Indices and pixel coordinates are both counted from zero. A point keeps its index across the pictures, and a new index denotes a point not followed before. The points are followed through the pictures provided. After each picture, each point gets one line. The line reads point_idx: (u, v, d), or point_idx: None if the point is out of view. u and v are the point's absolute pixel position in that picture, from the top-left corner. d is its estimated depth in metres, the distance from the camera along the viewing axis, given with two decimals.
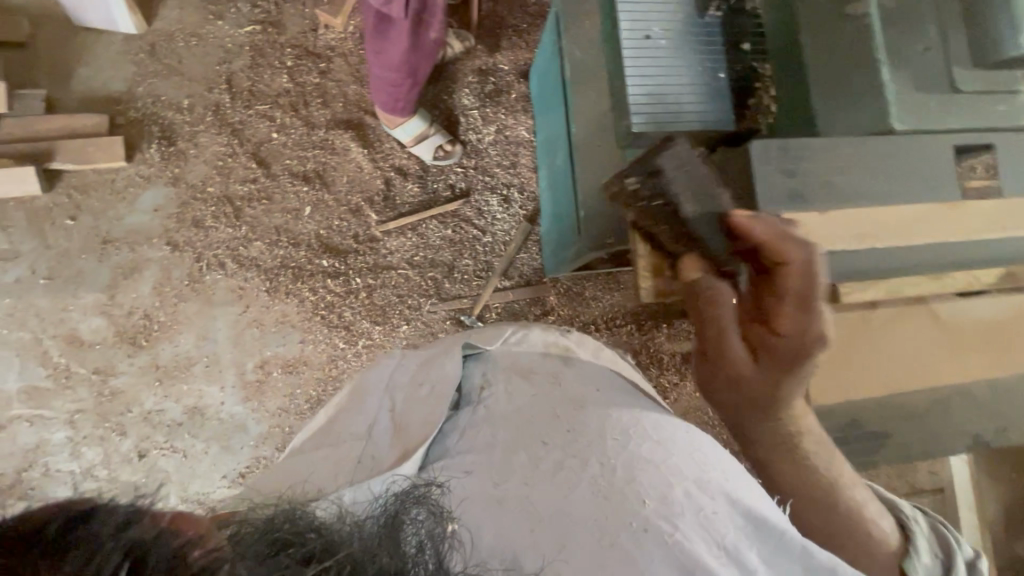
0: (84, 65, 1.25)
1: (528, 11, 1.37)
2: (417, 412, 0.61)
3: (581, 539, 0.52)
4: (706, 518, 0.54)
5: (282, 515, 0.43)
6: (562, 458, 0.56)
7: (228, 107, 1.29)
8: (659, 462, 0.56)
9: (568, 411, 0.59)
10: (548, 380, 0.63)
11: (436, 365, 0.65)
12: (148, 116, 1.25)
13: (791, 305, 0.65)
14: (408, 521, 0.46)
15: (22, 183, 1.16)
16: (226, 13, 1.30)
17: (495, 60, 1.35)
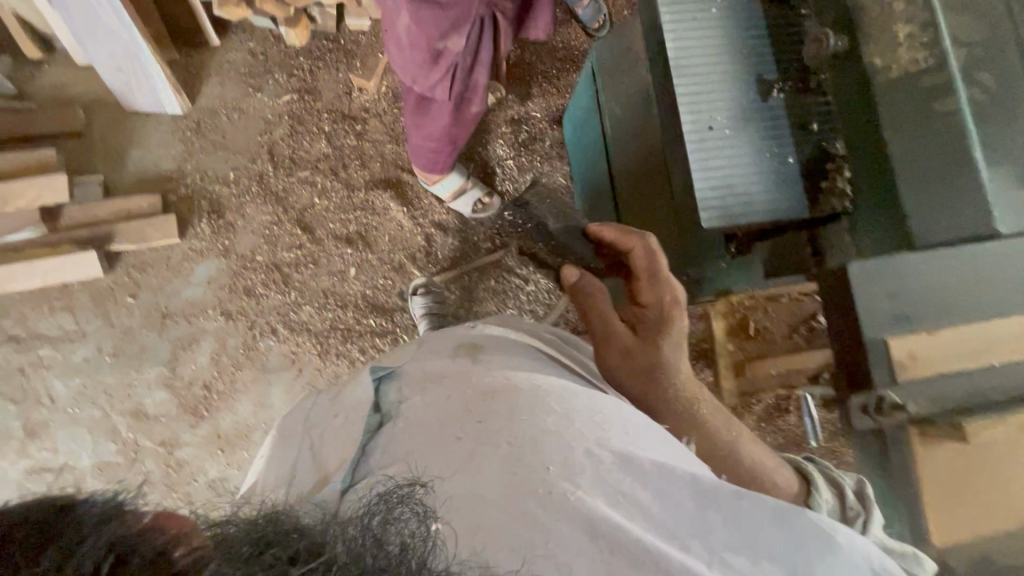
0: (136, 147, 1.30)
1: (556, 56, 1.37)
2: (334, 440, 0.59)
3: (507, 525, 0.50)
4: (612, 473, 0.55)
5: (263, 514, 0.40)
6: (475, 446, 0.55)
7: (272, 176, 1.32)
8: (561, 429, 0.56)
9: (478, 400, 0.58)
10: (456, 380, 0.62)
11: (348, 396, 0.65)
12: (197, 191, 1.29)
13: (644, 279, 0.75)
14: (386, 519, 0.42)
15: (86, 266, 1.20)
16: (265, 85, 1.35)
17: (527, 108, 1.35)
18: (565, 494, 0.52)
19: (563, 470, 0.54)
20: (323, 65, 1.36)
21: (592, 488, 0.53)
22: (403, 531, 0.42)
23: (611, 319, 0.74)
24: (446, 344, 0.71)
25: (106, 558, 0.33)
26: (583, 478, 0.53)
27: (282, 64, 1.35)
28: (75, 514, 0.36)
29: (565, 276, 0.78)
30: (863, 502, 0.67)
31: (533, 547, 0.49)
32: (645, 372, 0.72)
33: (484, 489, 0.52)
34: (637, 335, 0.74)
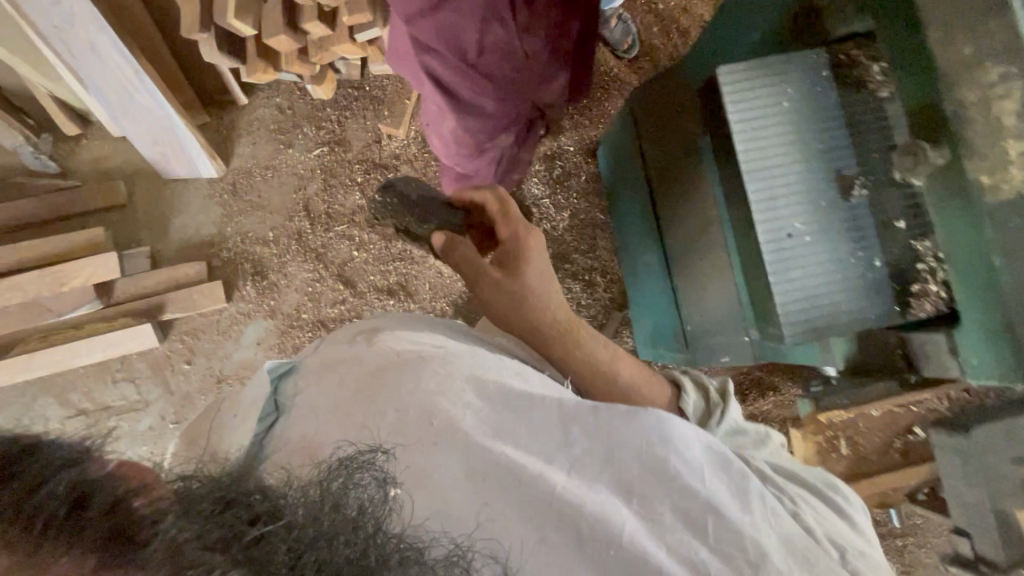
0: (178, 214, 1.32)
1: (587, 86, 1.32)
2: (231, 432, 0.60)
3: (443, 488, 0.55)
4: (487, 410, 0.59)
5: (211, 484, 0.41)
6: (364, 418, 0.58)
7: (310, 233, 1.32)
8: (442, 388, 0.59)
9: (370, 376, 0.61)
10: (349, 361, 0.64)
11: (245, 393, 0.65)
12: (240, 253, 1.31)
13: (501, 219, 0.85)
14: (351, 486, 0.45)
15: (141, 336, 1.23)
16: (295, 140, 1.34)
17: (560, 143, 1.31)
18: (454, 440, 0.57)
19: (450, 419, 0.58)
20: (350, 114, 1.34)
21: (473, 430, 0.57)
22: (362, 495, 0.45)
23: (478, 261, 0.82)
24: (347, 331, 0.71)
25: (70, 497, 0.35)
26: (465, 420, 0.58)
27: (310, 117, 1.35)
28: (41, 454, 0.37)
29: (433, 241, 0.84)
30: (722, 396, 0.79)
31: (420, 488, 0.55)
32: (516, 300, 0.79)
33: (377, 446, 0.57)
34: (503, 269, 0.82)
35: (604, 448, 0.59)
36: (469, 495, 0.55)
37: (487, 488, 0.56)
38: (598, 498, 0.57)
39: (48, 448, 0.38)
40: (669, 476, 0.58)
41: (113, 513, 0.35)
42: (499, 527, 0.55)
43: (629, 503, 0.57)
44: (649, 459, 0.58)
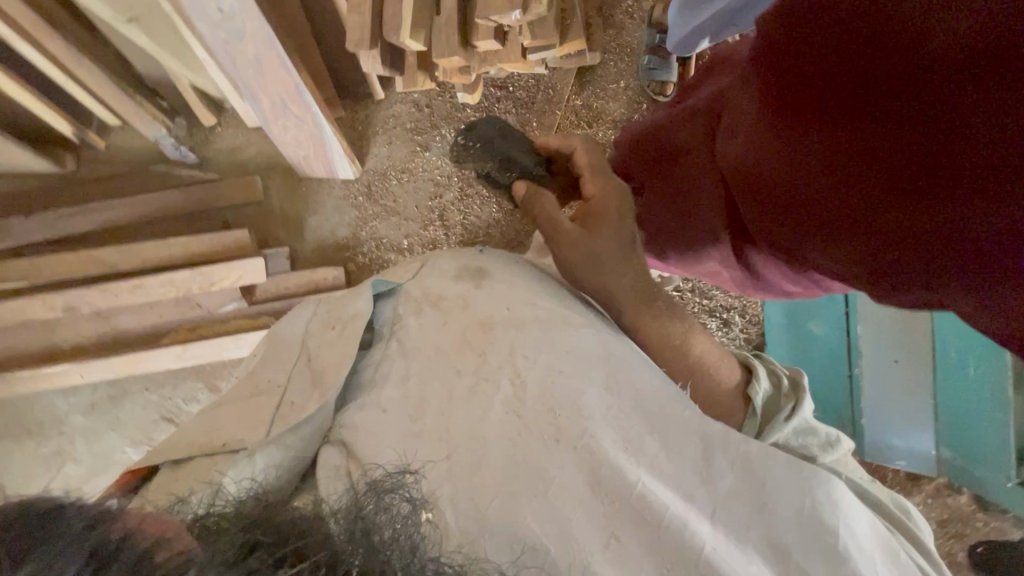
0: (314, 214, 1.30)
1: None
2: (330, 349, 0.67)
3: (546, 505, 0.54)
4: (618, 418, 0.61)
5: (259, 509, 0.43)
6: (474, 382, 0.62)
7: (444, 245, 1.29)
8: (564, 370, 0.62)
9: (477, 333, 0.66)
10: (455, 302, 0.70)
11: (347, 306, 0.72)
12: (375, 260, 1.30)
13: (586, 173, 0.87)
14: (381, 508, 0.45)
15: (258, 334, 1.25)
16: (432, 142, 1.28)
17: None
18: (575, 441, 0.58)
19: (578, 414, 0.60)
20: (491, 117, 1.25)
21: (606, 438, 0.59)
22: (395, 515, 0.45)
23: (555, 213, 0.82)
24: (453, 264, 0.77)
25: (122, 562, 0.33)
26: (593, 422, 0.60)
27: (448, 118, 1.27)
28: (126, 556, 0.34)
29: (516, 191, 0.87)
30: (790, 396, 0.75)
31: (539, 495, 0.55)
32: (582, 252, 0.79)
33: (489, 431, 0.58)
34: (582, 226, 0.81)
35: (755, 496, 0.61)
36: (599, 524, 0.56)
37: (615, 511, 0.57)
38: (739, 553, 0.58)
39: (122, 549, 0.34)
40: (823, 537, 0.60)
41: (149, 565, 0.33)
42: (628, 566, 0.55)
43: (765, 548, 0.59)
44: (807, 521, 0.61)
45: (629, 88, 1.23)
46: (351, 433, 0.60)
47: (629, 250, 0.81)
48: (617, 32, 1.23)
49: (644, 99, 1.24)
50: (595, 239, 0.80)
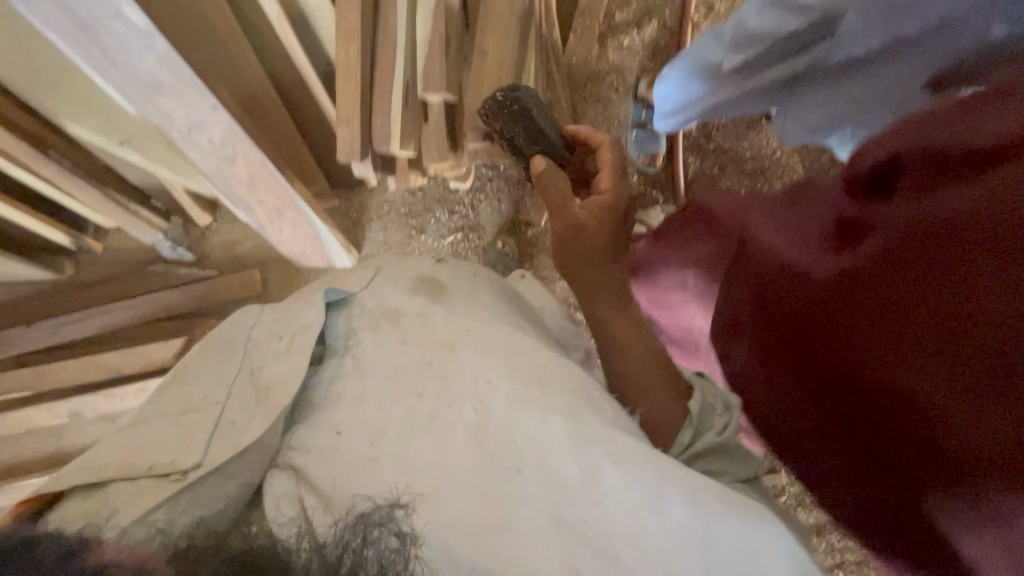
0: None
1: (744, 168, 1.21)
2: (276, 363, 0.60)
3: (494, 542, 0.46)
4: (580, 443, 0.51)
5: (238, 547, 0.41)
6: (435, 407, 0.54)
7: None
8: (526, 395, 0.55)
9: (438, 352, 0.59)
10: (412, 319, 0.64)
11: (295, 316, 0.65)
12: None
13: (610, 171, 0.74)
14: (367, 542, 0.43)
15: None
16: (427, 225, 1.28)
17: None
18: (536, 467, 0.50)
19: (536, 444, 0.51)
20: (484, 196, 1.26)
21: (561, 465, 0.50)
22: (379, 556, 0.42)
23: (569, 203, 0.72)
24: (407, 272, 0.73)
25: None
26: (550, 452, 0.51)
27: (442, 200, 1.27)
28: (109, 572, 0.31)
29: (534, 163, 0.76)
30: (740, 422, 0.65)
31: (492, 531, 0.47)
32: (587, 246, 0.71)
33: (450, 463, 0.50)
34: (591, 216, 0.71)
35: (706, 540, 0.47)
36: (559, 560, 0.46)
37: (572, 550, 0.46)
38: None
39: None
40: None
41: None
42: None
43: None
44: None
45: None
46: (300, 455, 0.55)
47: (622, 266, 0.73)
48: (604, 107, 1.26)
49: (634, 169, 1.25)
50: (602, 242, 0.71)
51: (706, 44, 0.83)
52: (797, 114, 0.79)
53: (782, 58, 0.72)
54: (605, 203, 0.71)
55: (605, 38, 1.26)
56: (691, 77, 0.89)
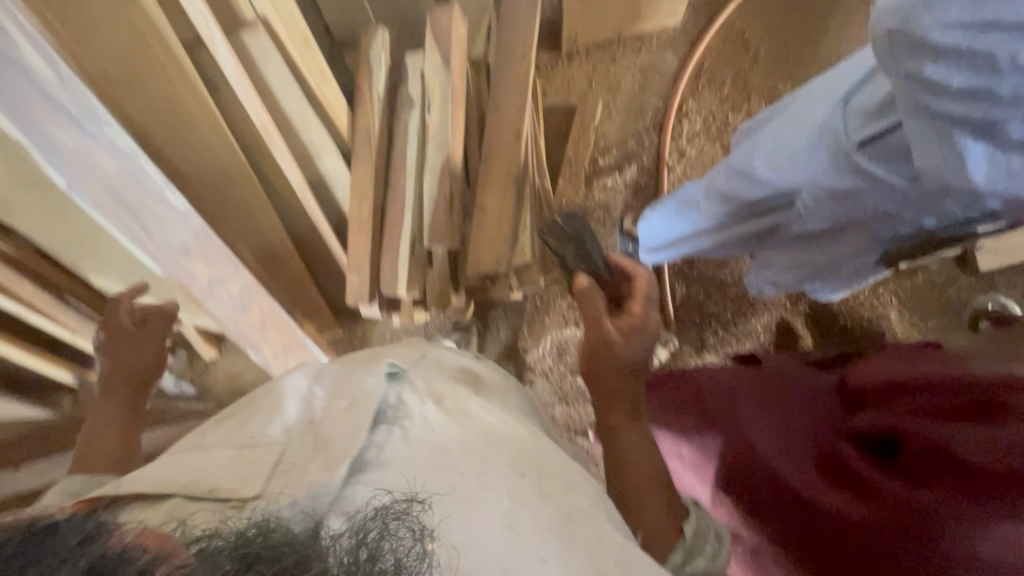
0: None
1: (727, 294, 1.30)
2: (337, 423, 0.51)
3: None
4: (593, 548, 0.47)
5: (255, 526, 0.37)
6: (476, 484, 0.48)
7: None
8: (559, 493, 0.50)
9: (481, 437, 0.53)
10: (457, 403, 0.57)
11: (356, 379, 0.57)
12: None
13: (640, 302, 0.77)
14: (389, 538, 0.38)
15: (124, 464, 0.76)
16: None
17: (703, 360, 1.30)
18: (545, 561, 0.45)
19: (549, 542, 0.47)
20: (483, 323, 1.31)
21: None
22: (398, 553, 0.37)
23: (600, 321, 0.75)
24: (450, 365, 0.68)
25: None
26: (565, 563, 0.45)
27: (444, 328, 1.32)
28: None
29: (579, 282, 0.78)
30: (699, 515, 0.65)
31: None
32: (614, 361, 0.73)
33: (473, 525, 0.45)
34: (621, 339, 0.74)
35: None
36: None
37: None
38: None
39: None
40: None
41: None
42: None
43: None
44: None
45: None
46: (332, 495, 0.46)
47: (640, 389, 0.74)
48: None
49: None
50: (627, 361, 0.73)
51: (685, 194, 0.94)
52: (771, 257, 0.91)
53: (750, 216, 0.84)
54: (636, 322, 0.75)
55: (591, 179, 1.40)
56: (669, 219, 0.99)
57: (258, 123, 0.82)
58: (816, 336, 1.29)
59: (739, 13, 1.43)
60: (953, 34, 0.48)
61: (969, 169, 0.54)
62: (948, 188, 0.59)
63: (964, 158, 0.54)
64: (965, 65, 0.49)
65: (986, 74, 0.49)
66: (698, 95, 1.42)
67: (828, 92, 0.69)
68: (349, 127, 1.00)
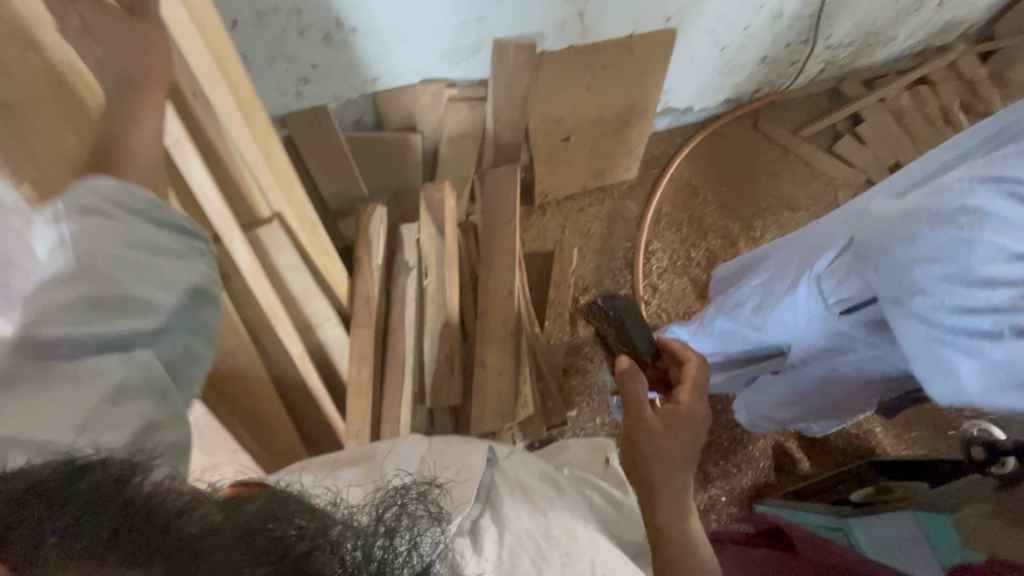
0: None
1: (722, 422, 1.32)
2: (449, 464, 0.53)
3: None
4: None
5: (282, 498, 0.39)
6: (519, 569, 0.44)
7: None
8: None
9: (546, 520, 0.48)
10: (545, 495, 0.51)
11: (462, 451, 0.54)
12: None
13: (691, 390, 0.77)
14: (400, 517, 0.41)
15: (182, 270, 0.52)
16: None
17: (710, 494, 1.27)
18: None
19: None
20: None
21: None
22: (407, 555, 0.39)
23: (641, 400, 0.75)
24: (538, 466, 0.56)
25: (168, 527, 0.32)
26: None
27: None
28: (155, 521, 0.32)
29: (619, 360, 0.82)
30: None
31: None
32: (660, 456, 0.69)
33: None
34: (663, 424, 0.72)
35: None
36: None
37: None
38: None
39: (174, 518, 0.32)
40: None
41: (168, 532, 0.32)
42: None
43: None
44: None
45: (604, 424, 1.36)
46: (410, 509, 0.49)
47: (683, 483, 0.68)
48: (583, 375, 1.40)
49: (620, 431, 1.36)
50: (669, 446, 0.70)
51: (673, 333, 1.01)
52: (756, 396, 0.96)
53: (745, 362, 0.93)
54: (677, 412, 0.73)
55: (575, 317, 1.46)
56: None
57: (265, 304, 0.84)
58: (811, 455, 1.31)
59: (685, 165, 1.64)
60: (934, 273, 0.58)
61: (962, 377, 0.60)
62: (935, 384, 0.64)
63: (957, 368, 0.60)
64: (950, 299, 0.57)
65: (966, 310, 0.57)
66: (661, 236, 1.57)
67: (808, 255, 0.77)
68: (348, 294, 1.03)
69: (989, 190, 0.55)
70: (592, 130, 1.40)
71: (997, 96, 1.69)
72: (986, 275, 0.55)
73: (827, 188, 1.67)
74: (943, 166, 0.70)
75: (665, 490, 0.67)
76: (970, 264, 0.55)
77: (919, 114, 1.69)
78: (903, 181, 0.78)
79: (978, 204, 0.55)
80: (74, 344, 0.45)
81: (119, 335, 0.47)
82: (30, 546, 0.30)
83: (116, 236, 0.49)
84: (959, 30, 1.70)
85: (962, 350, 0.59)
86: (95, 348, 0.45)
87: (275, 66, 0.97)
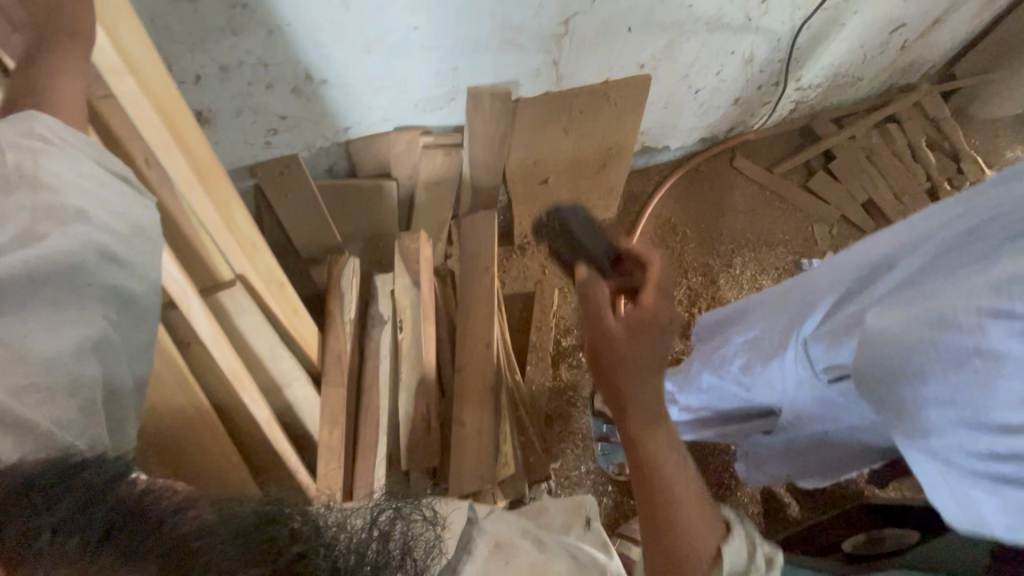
0: None
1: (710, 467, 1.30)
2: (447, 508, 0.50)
3: None
4: None
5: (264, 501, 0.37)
6: None
7: None
8: None
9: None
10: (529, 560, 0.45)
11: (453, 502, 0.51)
12: None
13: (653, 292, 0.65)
14: (395, 519, 0.39)
15: (124, 204, 0.52)
16: None
17: None
18: None
19: None
20: None
21: None
22: (409, 546, 0.37)
23: (602, 313, 0.64)
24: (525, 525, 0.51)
25: (162, 525, 0.32)
26: None
27: None
28: (142, 520, 0.32)
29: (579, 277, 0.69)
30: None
31: None
32: (627, 367, 0.60)
33: None
34: (626, 331, 0.61)
35: None
36: None
37: None
38: None
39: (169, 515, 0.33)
40: None
41: (163, 527, 0.32)
42: None
43: None
44: None
45: (590, 473, 1.33)
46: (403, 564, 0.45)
47: (652, 393, 0.60)
48: (568, 421, 1.37)
49: (606, 478, 1.33)
50: (632, 351, 0.60)
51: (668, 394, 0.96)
52: (754, 450, 0.93)
53: (733, 419, 0.91)
54: (647, 316, 0.62)
55: (557, 360, 1.43)
56: None
57: (228, 370, 0.79)
58: (801, 499, 1.29)
59: (663, 204, 1.65)
60: (944, 412, 0.44)
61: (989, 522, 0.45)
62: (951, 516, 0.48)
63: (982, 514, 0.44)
64: (967, 445, 0.43)
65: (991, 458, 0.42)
66: None
67: (798, 313, 0.70)
68: (319, 351, 0.99)
69: (1010, 330, 0.40)
70: (570, 171, 1.39)
71: (960, 134, 1.74)
72: (1008, 421, 0.41)
73: (803, 224, 1.69)
74: (935, 231, 0.57)
75: (634, 398, 0.60)
76: (989, 407, 0.41)
77: (889, 151, 1.73)
78: (909, 232, 0.63)
79: (995, 345, 0.41)
80: (26, 280, 0.43)
81: (65, 259, 0.46)
82: (26, 532, 0.31)
83: (56, 163, 0.48)
84: (923, 71, 1.76)
85: (989, 494, 0.43)
86: (48, 283, 0.44)
87: (242, 118, 0.94)
